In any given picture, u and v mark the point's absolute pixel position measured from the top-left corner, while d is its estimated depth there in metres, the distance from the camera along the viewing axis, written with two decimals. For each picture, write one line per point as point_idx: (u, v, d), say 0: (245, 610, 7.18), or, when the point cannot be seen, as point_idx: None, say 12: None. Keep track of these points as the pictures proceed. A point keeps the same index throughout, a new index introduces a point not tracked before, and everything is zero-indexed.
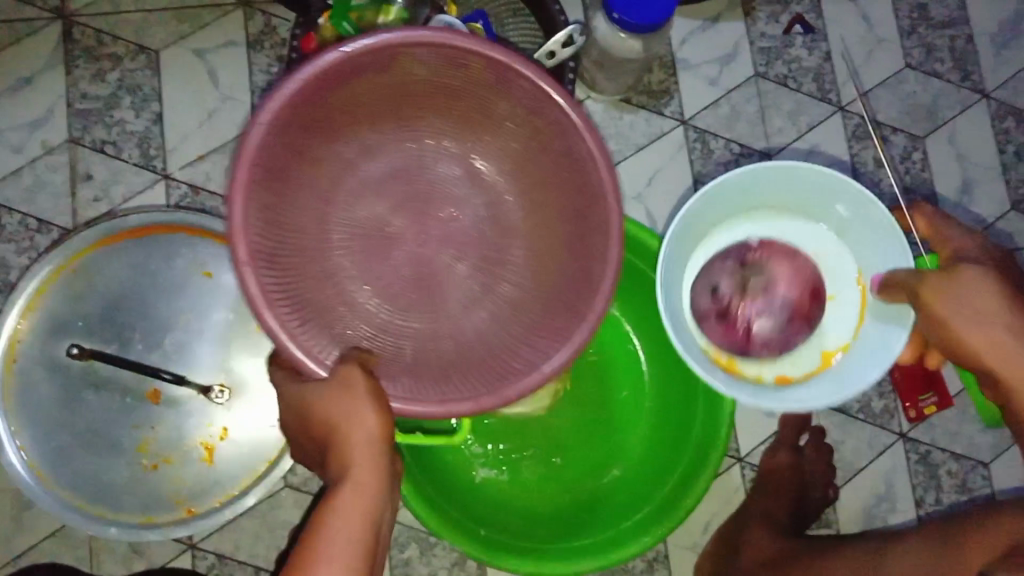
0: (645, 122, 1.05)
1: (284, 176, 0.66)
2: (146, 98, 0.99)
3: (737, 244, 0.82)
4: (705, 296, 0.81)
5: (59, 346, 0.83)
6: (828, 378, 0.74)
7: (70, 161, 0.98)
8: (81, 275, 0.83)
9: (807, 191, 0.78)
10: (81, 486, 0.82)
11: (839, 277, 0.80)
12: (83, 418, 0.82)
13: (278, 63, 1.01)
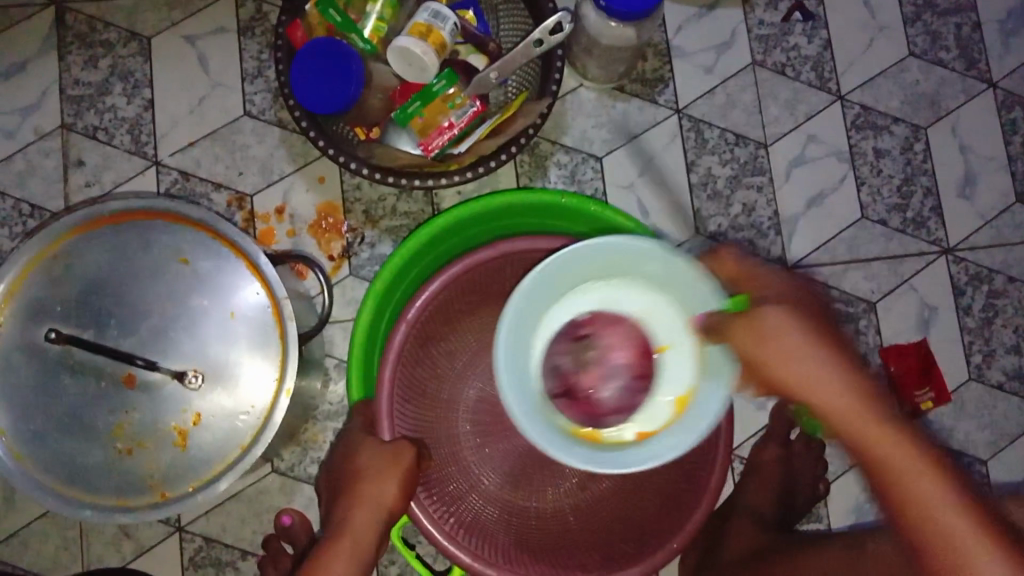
0: (639, 111, 1.04)
1: (439, 331, 0.88)
2: (137, 84, 1.00)
3: (567, 324, 0.80)
4: (551, 376, 0.78)
5: (35, 328, 0.77)
6: (678, 432, 0.71)
7: (62, 147, 0.99)
8: (60, 259, 0.78)
9: (614, 258, 0.76)
10: (56, 469, 0.77)
11: (668, 331, 0.78)
12: (59, 403, 0.77)
13: (268, 50, 1.01)
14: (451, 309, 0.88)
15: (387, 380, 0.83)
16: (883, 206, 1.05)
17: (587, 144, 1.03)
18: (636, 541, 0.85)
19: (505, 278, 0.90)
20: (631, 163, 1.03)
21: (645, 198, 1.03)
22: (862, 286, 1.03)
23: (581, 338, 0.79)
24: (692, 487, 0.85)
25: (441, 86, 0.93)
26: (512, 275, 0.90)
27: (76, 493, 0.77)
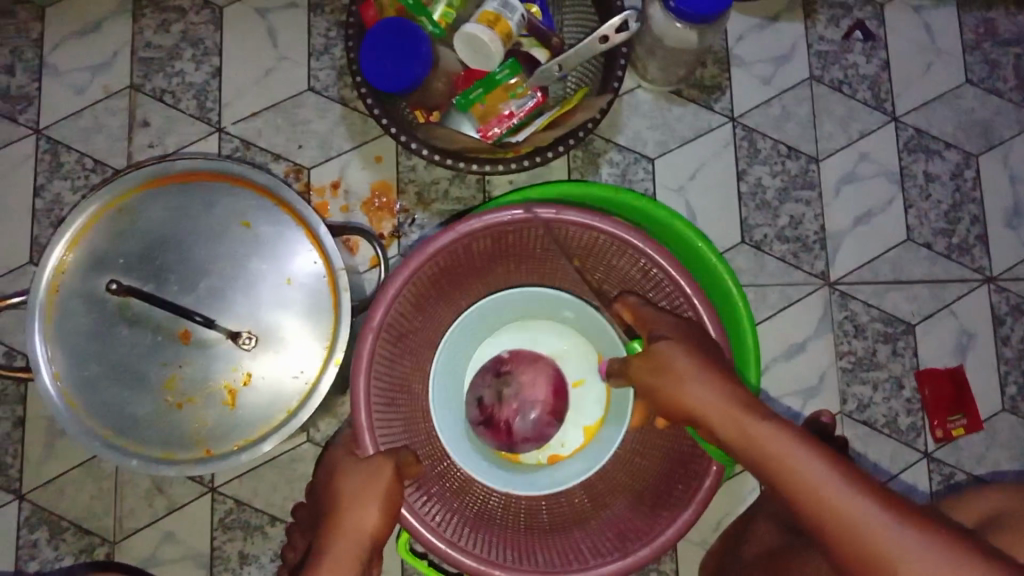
0: (694, 116, 1.05)
1: (415, 307, 0.82)
2: (207, 52, 1.02)
3: (492, 360, 0.90)
4: (474, 406, 0.88)
5: (97, 277, 0.80)
6: (582, 457, 0.87)
7: (130, 107, 1.01)
8: (126, 213, 0.81)
9: (539, 304, 0.89)
10: (106, 415, 0.79)
11: (576, 369, 0.93)
12: (115, 351, 0.79)
13: (336, 28, 1.03)
14: (409, 303, 0.81)
15: (360, 394, 0.75)
16: (930, 230, 1.05)
17: (640, 144, 1.04)
18: (635, 523, 0.82)
19: (465, 255, 0.83)
20: (682, 167, 1.04)
21: (694, 202, 1.04)
22: (902, 307, 1.03)
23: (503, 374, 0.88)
24: (692, 466, 0.81)
25: (504, 75, 0.96)
26: (470, 252, 0.83)
27: (123, 442, 0.79)
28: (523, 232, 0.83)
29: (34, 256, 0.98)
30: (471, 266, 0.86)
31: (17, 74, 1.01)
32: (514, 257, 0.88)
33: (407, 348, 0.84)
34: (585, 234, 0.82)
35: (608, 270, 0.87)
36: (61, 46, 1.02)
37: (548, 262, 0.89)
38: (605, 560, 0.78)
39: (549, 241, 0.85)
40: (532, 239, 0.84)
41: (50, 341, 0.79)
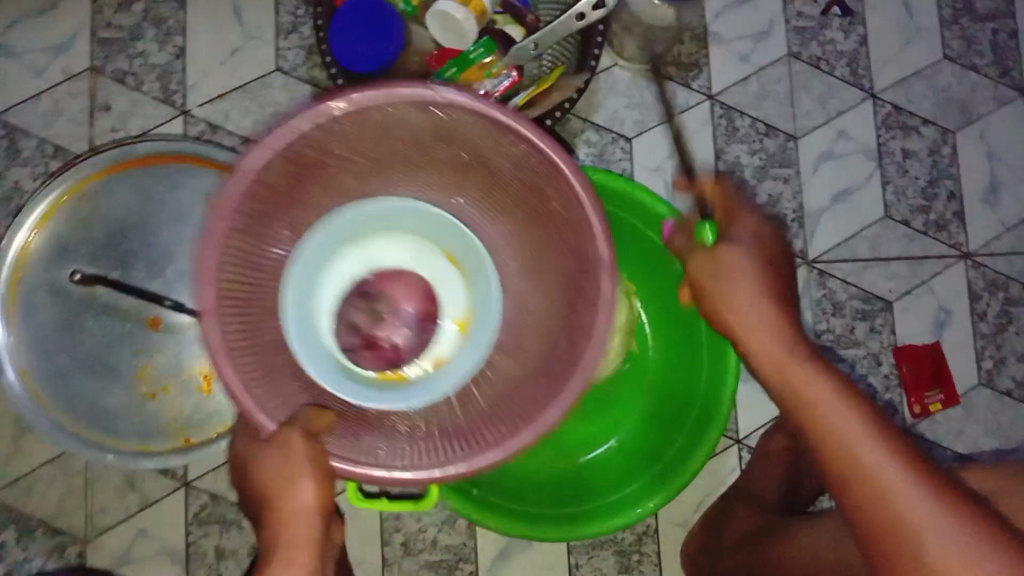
0: (671, 94, 1.03)
1: (247, 255, 0.65)
2: (170, 32, 0.99)
3: (352, 285, 0.75)
4: (343, 334, 0.75)
5: (61, 269, 0.80)
6: (480, 344, 0.75)
7: (91, 90, 0.97)
8: (86, 201, 0.81)
9: (395, 215, 0.75)
10: (79, 409, 0.80)
11: (436, 262, 0.77)
12: (85, 341, 0.81)
13: (305, 6, 1.00)
14: (238, 266, 0.65)
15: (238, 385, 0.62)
16: (907, 207, 1.05)
17: (618, 124, 1.03)
18: (561, 356, 0.68)
19: (275, 187, 0.65)
20: (660, 147, 1.03)
21: (672, 181, 1.03)
22: (880, 284, 1.03)
23: (369, 296, 0.76)
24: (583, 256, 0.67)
25: (477, 54, 0.93)
26: (276, 192, 0.66)
27: (98, 436, 0.80)
28: (345, 135, 0.66)
29: None
30: (286, 206, 0.68)
31: None
32: (342, 176, 0.70)
33: (252, 311, 0.67)
34: (417, 113, 0.65)
35: (451, 156, 0.71)
36: (16, 27, 0.98)
37: (383, 163, 0.71)
38: (542, 411, 0.66)
39: (371, 138, 0.68)
40: (367, 139, 0.68)
41: (16, 335, 0.79)
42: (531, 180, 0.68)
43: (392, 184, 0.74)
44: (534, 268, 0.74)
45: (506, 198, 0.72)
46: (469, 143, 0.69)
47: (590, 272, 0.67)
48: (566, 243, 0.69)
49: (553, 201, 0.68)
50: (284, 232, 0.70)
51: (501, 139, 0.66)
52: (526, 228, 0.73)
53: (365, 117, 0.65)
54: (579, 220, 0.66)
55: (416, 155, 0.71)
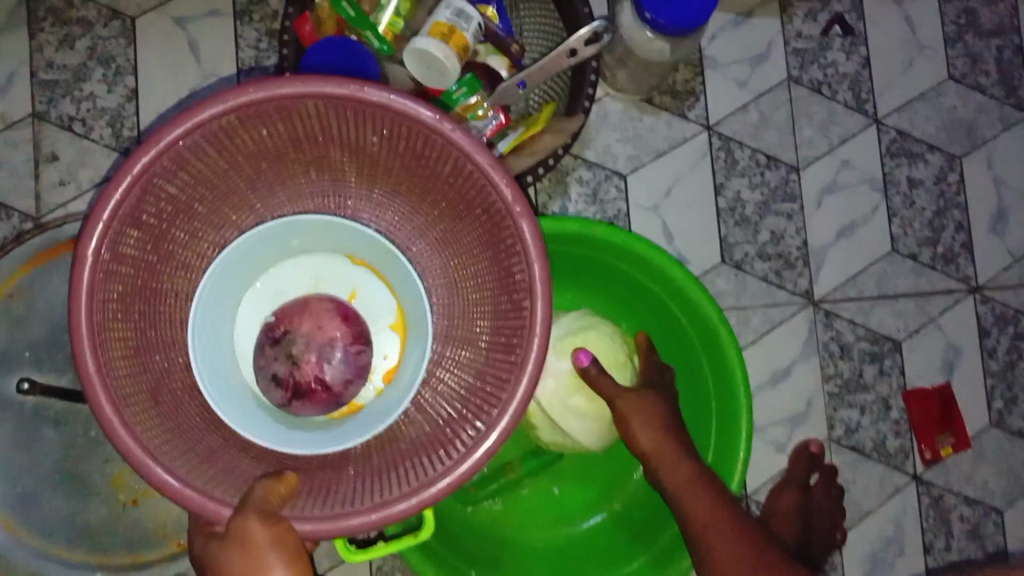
0: (667, 126, 0.96)
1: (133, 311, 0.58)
2: (119, 71, 0.89)
3: (262, 331, 0.63)
4: (272, 392, 0.62)
5: (4, 379, 0.73)
6: (413, 344, 0.65)
7: (34, 138, 0.88)
8: (20, 297, 0.73)
9: (282, 236, 0.64)
10: (54, 530, 0.74)
11: (339, 277, 0.67)
12: (46, 458, 0.74)
13: (267, 39, 0.91)
14: (124, 346, 0.57)
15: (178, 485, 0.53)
16: (914, 240, 1.00)
17: (611, 159, 0.96)
18: (511, 334, 0.61)
19: (147, 223, 0.58)
20: (656, 184, 0.96)
21: (670, 221, 0.96)
22: (888, 323, 0.98)
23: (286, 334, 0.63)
24: (493, 220, 0.60)
25: (460, 94, 0.84)
26: (136, 258, 0.58)
27: (78, 556, 0.74)
28: (192, 165, 0.58)
29: None
30: (156, 273, 0.60)
31: None
32: (207, 217, 0.63)
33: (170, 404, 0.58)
34: (259, 118, 0.58)
35: (318, 151, 0.63)
36: None
37: (245, 186, 0.63)
38: (509, 390, 0.58)
39: (218, 167, 0.60)
40: (213, 168, 0.60)
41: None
42: (405, 147, 0.61)
43: (263, 204, 0.66)
44: (461, 255, 0.66)
45: (392, 176, 0.64)
46: (323, 134, 0.61)
47: (509, 234, 0.59)
48: (477, 216, 0.62)
49: (441, 168, 0.61)
50: (169, 305, 0.61)
51: (353, 117, 0.59)
52: (432, 201, 0.65)
53: (205, 144, 0.57)
54: (475, 176, 0.58)
55: (279, 160, 0.63)
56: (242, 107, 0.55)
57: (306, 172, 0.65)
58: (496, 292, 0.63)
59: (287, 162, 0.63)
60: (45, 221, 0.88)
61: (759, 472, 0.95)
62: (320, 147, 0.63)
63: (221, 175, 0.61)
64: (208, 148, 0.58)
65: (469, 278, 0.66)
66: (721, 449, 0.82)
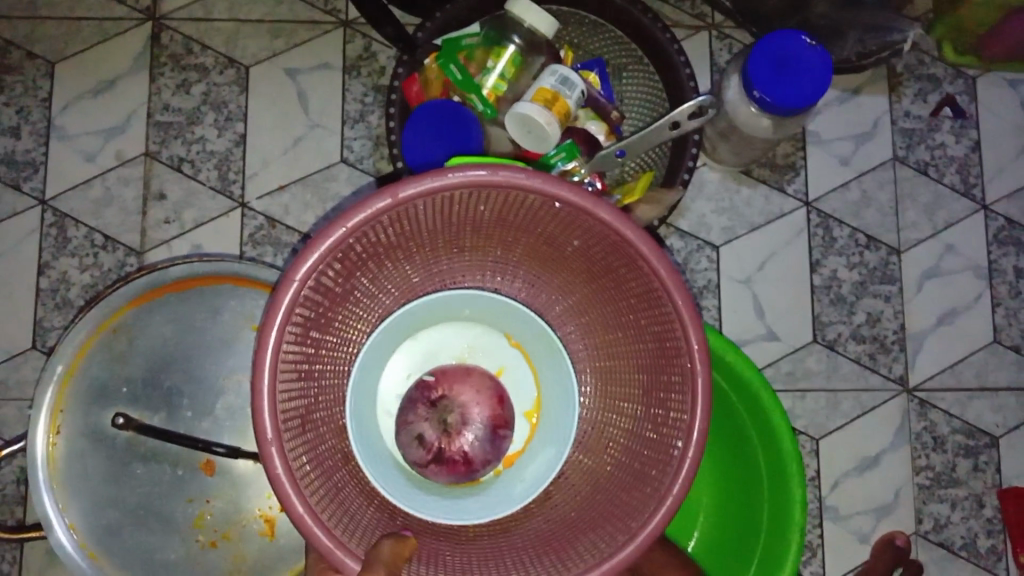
0: (764, 199, 0.95)
1: (315, 334, 0.62)
2: (230, 117, 0.92)
3: (414, 388, 0.66)
4: (414, 450, 0.63)
5: (102, 412, 0.73)
6: (551, 437, 0.66)
7: (145, 177, 0.91)
8: (122, 333, 0.73)
9: (436, 311, 0.67)
10: (134, 565, 0.72)
11: (491, 353, 0.69)
12: (135, 492, 0.73)
13: (373, 93, 0.93)
14: (294, 369, 0.59)
15: (306, 515, 0.55)
16: (1018, 332, 0.96)
17: (704, 230, 0.94)
18: (652, 463, 0.63)
19: (349, 260, 0.61)
20: (749, 257, 0.94)
21: (762, 296, 0.94)
22: (987, 418, 0.94)
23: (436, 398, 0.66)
24: (665, 346, 0.62)
25: (559, 159, 0.84)
26: (327, 289, 0.61)
27: None
28: (405, 220, 0.61)
29: (36, 341, 0.88)
30: (338, 304, 0.63)
31: (22, 138, 0.91)
32: (396, 265, 0.66)
33: (318, 433, 0.62)
34: (482, 195, 0.61)
35: (511, 235, 0.66)
36: (71, 106, 0.91)
37: (433, 246, 0.67)
38: (641, 520, 0.60)
39: (424, 226, 0.63)
40: (421, 225, 0.63)
41: (59, 494, 0.71)
42: (600, 257, 0.64)
43: (446, 258, 0.69)
44: (613, 354, 0.68)
45: (567, 273, 0.68)
46: (523, 223, 0.65)
47: (677, 368, 0.61)
48: (645, 335, 0.64)
49: (627, 282, 0.63)
50: (334, 337, 0.65)
51: (564, 221, 0.62)
52: (598, 304, 0.68)
53: (428, 205, 0.61)
54: (662, 303, 0.61)
55: (474, 234, 0.67)
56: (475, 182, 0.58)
57: (491, 249, 0.68)
58: (641, 409, 0.65)
59: (479, 235, 0.67)
60: (147, 256, 0.90)
61: (842, 562, 0.91)
62: (509, 234, 0.66)
63: (422, 232, 0.64)
64: (426, 206, 0.61)
65: (622, 376, 0.67)
66: (769, 554, 0.79)
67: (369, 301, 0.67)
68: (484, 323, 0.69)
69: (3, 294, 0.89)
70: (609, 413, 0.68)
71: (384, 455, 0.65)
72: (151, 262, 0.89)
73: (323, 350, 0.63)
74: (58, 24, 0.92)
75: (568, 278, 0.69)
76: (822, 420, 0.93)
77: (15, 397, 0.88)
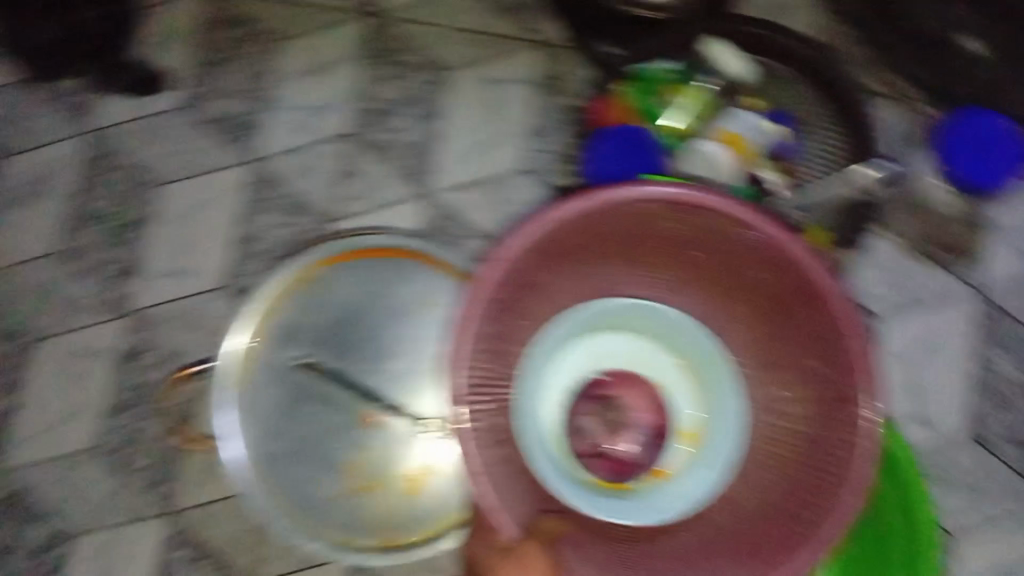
0: (939, 281, 0.93)
1: (503, 319, 0.66)
2: (430, 113, 0.99)
3: (587, 384, 0.76)
4: (580, 440, 0.76)
5: (287, 352, 0.84)
6: (702, 459, 0.74)
7: (344, 155, 0.99)
8: (315, 287, 0.85)
9: (611, 318, 0.75)
10: (289, 495, 0.82)
11: (657, 370, 0.77)
12: (303, 430, 0.83)
13: (565, 111, 0.98)
14: (480, 349, 0.63)
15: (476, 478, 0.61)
16: None
17: (872, 301, 0.93)
18: (804, 502, 0.65)
19: (544, 256, 0.65)
20: (914, 337, 0.92)
21: (922, 378, 0.92)
22: None
23: (606, 397, 0.77)
24: (831, 390, 0.65)
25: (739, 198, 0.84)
26: (519, 280, 0.65)
27: (300, 523, 0.82)
28: (604, 227, 0.67)
29: (226, 282, 0.97)
30: (525, 297, 0.67)
31: (241, 101, 1.02)
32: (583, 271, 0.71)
33: (496, 404, 0.68)
34: (678, 215, 0.65)
35: (693, 261, 0.70)
36: (290, 81, 1.02)
37: (617, 258, 0.71)
38: (791, 558, 0.63)
39: (615, 234, 0.68)
40: (615, 235, 0.68)
41: (242, 416, 0.83)
42: (778, 295, 0.67)
43: (625, 276, 0.73)
44: (772, 391, 0.71)
45: (738, 307, 0.71)
46: (707, 250, 0.69)
47: (843, 413, 0.64)
48: (810, 377, 0.67)
49: (802, 322, 0.66)
50: (515, 328, 0.68)
51: (751, 254, 0.66)
52: (764, 340, 0.70)
53: (627, 215, 0.65)
54: (839, 346, 0.63)
55: (659, 253, 0.70)
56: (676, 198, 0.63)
57: (670, 272, 0.72)
58: (795, 451, 0.68)
59: (661, 256, 0.71)
60: (335, 226, 0.97)
61: None
62: (693, 260, 0.70)
63: (611, 241, 0.68)
64: (624, 216, 0.65)
65: (778, 415, 0.70)
66: None
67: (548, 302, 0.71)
68: (653, 341, 0.77)
69: (202, 237, 0.99)
70: (761, 448, 0.71)
71: (544, 444, 0.72)
72: (338, 231, 0.96)
73: (509, 336, 0.68)
74: (293, 9, 1.03)
75: (740, 312, 0.71)
76: (969, 522, 0.89)
77: (192, 329, 0.97)
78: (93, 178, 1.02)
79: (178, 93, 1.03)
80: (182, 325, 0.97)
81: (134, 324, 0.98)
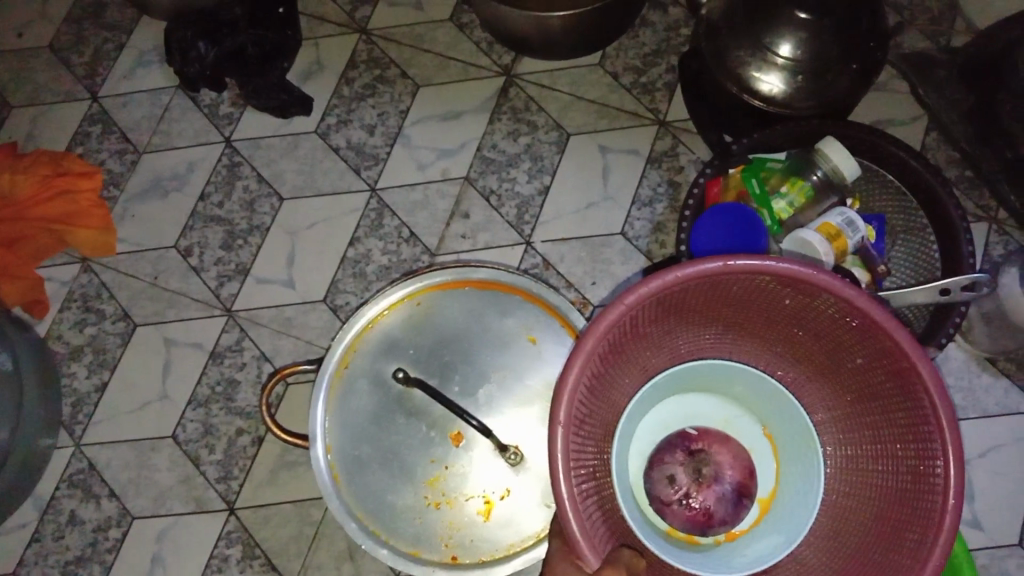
0: (1003, 391, 0.98)
1: (614, 355, 0.70)
2: (542, 169, 1.09)
3: (676, 434, 0.77)
4: (663, 487, 0.74)
5: (388, 362, 0.89)
6: (780, 526, 0.74)
7: (458, 196, 1.09)
8: (423, 306, 0.91)
9: (712, 375, 0.78)
10: (366, 498, 0.86)
11: (748, 434, 0.79)
12: (389, 437, 0.87)
13: (666, 185, 1.06)
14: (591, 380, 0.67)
15: (568, 500, 0.61)
16: None
17: None
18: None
19: (662, 305, 0.69)
20: (973, 441, 0.97)
21: (975, 481, 0.96)
22: None
23: (696, 449, 0.76)
24: (919, 479, 0.65)
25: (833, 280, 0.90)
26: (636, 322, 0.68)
27: (373, 528, 0.85)
28: (721, 286, 0.69)
29: (327, 297, 1.08)
30: (638, 339, 0.71)
31: (376, 135, 1.13)
32: (691, 322, 0.74)
33: (591, 438, 0.69)
34: (794, 290, 0.68)
35: (801, 331, 0.73)
36: (421, 123, 1.13)
37: (729, 317, 0.75)
38: None
39: (732, 296, 0.71)
40: (728, 293, 0.71)
41: (330, 417, 0.87)
42: (878, 380, 0.69)
43: (733, 335, 0.77)
44: (858, 471, 0.72)
45: (838, 383, 0.74)
46: (818, 326, 0.71)
47: (926, 502, 0.64)
48: (899, 464, 0.67)
49: (898, 410, 0.67)
50: (624, 366, 0.73)
51: (859, 338, 0.68)
52: (856, 421, 0.72)
53: (745, 282, 0.68)
54: (931, 438, 0.64)
55: (769, 319, 0.74)
56: (797, 274, 0.65)
57: (776, 341, 0.76)
58: (873, 532, 0.68)
59: (772, 322, 0.74)
60: (437, 258, 1.07)
61: None
62: (801, 331, 0.73)
63: (727, 301, 0.72)
64: (743, 282, 0.68)
65: (865, 488, 0.71)
66: None
67: (658, 348, 0.75)
68: (749, 407, 0.79)
69: (321, 253, 1.10)
70: (840, 528, 0.71)
71: (625, 484, 0.73)
72: (440, 262, 1.06)
73: (619, 373, 0.72)
74: (433, 59, 1.15)
75: (837, 391, 0.74)
76: None
77: (300, 334, 1.07)
78: (226, 183, 1.15)
79: (311, 116, 1.15)
80: (282, 329, 1.08)
81: (237, 321, 1.09)
